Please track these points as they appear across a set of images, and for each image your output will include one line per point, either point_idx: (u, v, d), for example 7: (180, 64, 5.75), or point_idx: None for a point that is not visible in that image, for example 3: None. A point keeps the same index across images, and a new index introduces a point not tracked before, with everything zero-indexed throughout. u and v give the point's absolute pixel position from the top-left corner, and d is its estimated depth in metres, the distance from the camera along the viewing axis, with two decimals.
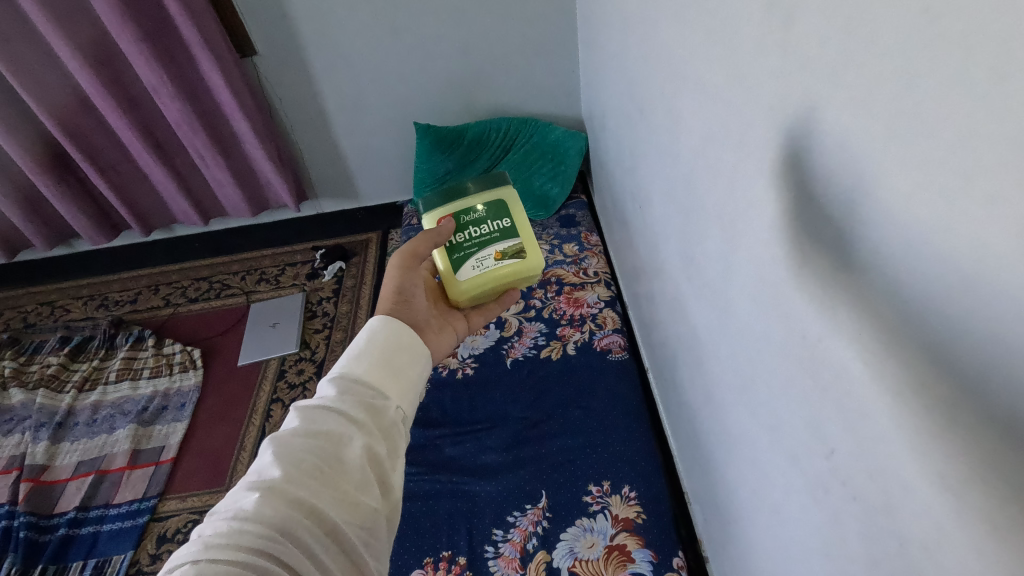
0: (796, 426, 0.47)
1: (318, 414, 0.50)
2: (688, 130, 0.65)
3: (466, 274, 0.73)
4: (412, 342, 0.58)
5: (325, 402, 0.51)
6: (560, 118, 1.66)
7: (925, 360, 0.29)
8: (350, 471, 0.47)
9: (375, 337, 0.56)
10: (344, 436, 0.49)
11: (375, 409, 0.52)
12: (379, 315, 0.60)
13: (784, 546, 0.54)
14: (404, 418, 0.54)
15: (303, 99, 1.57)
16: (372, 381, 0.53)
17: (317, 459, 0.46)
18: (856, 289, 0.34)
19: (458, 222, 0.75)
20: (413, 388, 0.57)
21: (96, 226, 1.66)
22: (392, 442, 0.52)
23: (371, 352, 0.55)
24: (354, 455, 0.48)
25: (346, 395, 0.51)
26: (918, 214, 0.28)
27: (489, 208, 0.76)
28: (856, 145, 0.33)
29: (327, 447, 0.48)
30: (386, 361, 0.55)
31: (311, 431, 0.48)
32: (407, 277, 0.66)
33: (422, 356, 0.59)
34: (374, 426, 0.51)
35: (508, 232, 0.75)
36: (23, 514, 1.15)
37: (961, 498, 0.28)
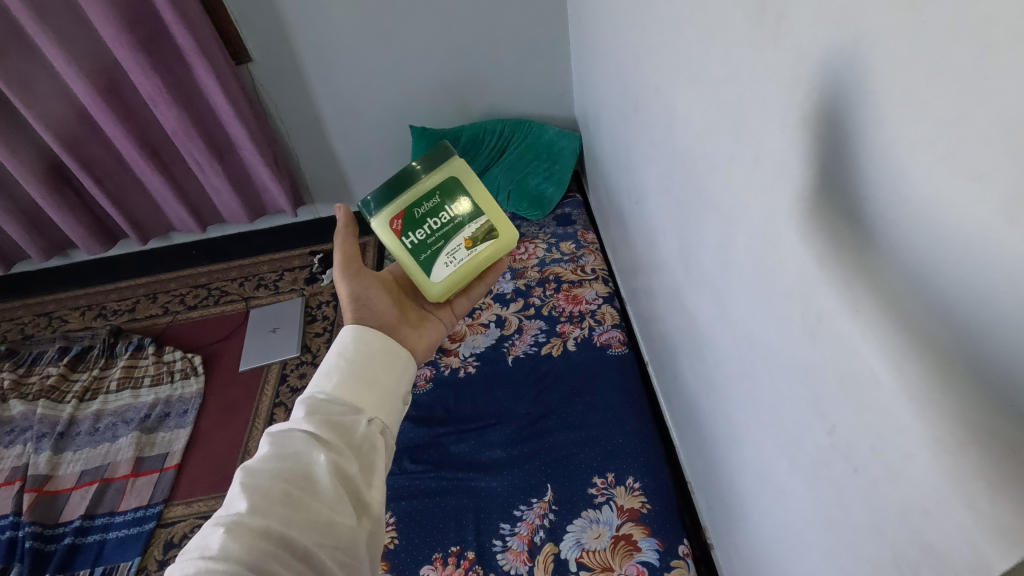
0: (797, 405, 0.48)
1: (288, 437, 0.49)
2: (684, 125, 0.66)
3: (440, 274, 0.69)
4: (387, 348, 0.58)
5: (294, 425, 0.50)
6: (553, 119, 1.68)
7: (920, 329, 0.31)
8: (321, 491, 0.46)
9: (345, 351, 0.56)
10: (313, 456, 0.48)
11: (346, 426, 0.52)
12: (348, 326, 0.59)
13: (789, 524, 0.55)
14: (380, 431, 0.54)
15: (298, 105, 1.58)
16: (343, 396, 0.53)
17: (286, 482, 0.46)
18: (854, 265, 0.36)
19: (412, 220, 0.67)
20: (391, 398, 0.56)
21: (93, 236, 1.66)
22: (367, 457, 0.51)
23: (342, 366, 0.55)
24: (323, 475, 0.47)
25: (315, 415, 0.51)
26: (910, 193, 0.30)
27: (440, 194, 0.68)
28: (850, 130, 0.35)
29: (296, 470, 0.47)
30: (358, 373, 0.55)
31: (279, 456, 0.48)
32: (359, 283, 0.64)
33: (397, 364, 0.58)
34: (345, 443, 0.50)
35: (471, 213, 0.69)
36: (27, 524, 1.14)
37: (957, 459, 0.30)
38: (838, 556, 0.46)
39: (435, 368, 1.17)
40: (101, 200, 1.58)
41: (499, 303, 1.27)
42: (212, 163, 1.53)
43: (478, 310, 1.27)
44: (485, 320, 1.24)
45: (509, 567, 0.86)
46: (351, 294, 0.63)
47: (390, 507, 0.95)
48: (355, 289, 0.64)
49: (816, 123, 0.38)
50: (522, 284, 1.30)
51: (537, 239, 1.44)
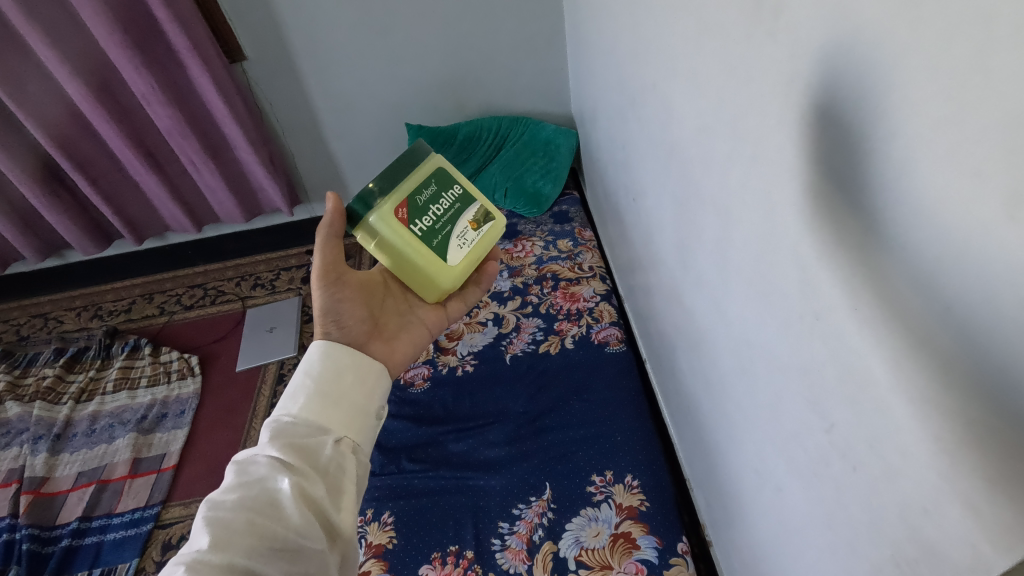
0: (796, 403, 0.48)
1: (252, 464, 0.47)
2: (681, 121, 0.66)
3: (456, 257, 0.68)
4: (357, 363, 0.56)
5: (257, 451, 0.48)
6: (549, 116, 1.67)
7: (919, 325, 0.31)
8: (288, 518, 0.45)
9: (312, 369, 0.54)
10: (278, 482, 0.46)
11: (313, 448, 0.50)
12: (317, 342, 0.57)
13: (788, 521, 0.55)
14: (349, 451, 0.52)
15: (293, 103, 1.57)
16: (309, 417, 0.51)
17: (250, 512, 0.44)
18: (853, 261, 0.36)
19: (417, 208, 0.66)
20: (362, 415, 0.54)
21: (88, 236, 1.65)
22: (334, 479, 0.49)
23: (308, 385, 0.53)
24: (288, 501, 0.45)
25: (279, 439, 0.49)
26: (910, 190, 0.30)
27: (436, 182, 0.68)
28: (849, 125, 0.34)
29: (260, 498, 0.45)
30: (326, 391, 0.53)
31: (242, 484, 0.46)
32: (331, 296, 0.61)
33: (369, 378, 0.57)
34: (311, 467, 0.48)
35: (466, 198, 0.70)
36: (24, 526, 1.14)
37: (957, 458, 0.30)
38: (836, 553, 0.46)
39: (432, 367, 1.16)
40: (96, 200, 1.56)
41: (496, 301, 1.27)
42: (207, 162, 1.53)
43: (476, 308, 1.26)
44: (483, 319, 1.24)
45: (507, 566, 0.85)
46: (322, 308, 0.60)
47: (388, 507, 0.95)
48: (327, 301, 0.61)
49: (814, 119, 0.38)
50: (520, 282, 1.30)
51: (534, 236, 1.43)
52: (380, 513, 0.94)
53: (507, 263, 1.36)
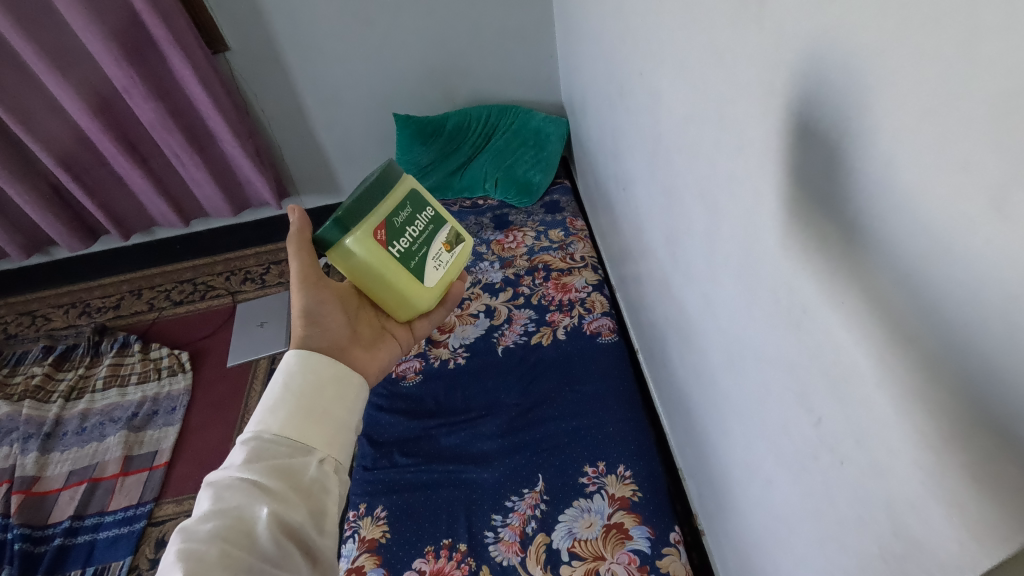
0: (785, 396, 0.47)
1: (227, 489, 0.46)
2: (668, 110, 0.65)
3: (433, 278, 0.69)
4: (337, 374, 0.55)
5: (233, 474, 0.47)
6: (539, 104, 1.66)
7: (902, 321, 0.30)
8: (262, 549, 0.44)
9: (290, 382, 0.53)
10: (255, 510, 0.45)
11: (295, 470, 0.49)
12: (294, 351, 0.56)
13: (776, 513, 0.55)
14: (332, 469, 0.51)
15: (279, 94, 1.54)
16: (289, 435, 0.50)
17: (225, 543, 0.43)
18: (837, 253, 0.35)
19: (394, 230, 0.64)
20: (344, 431, 0.54)
21: (73, 232, 1.63)
22: (317, 501, 0.49)
23: (288, 399, 0.52)
24: (264, 531, 0.44)
25: (258, 461, 0.48)
26: (893, 182, 0.29)
27: (410, 204, 0.67)
28: (835, 113, 0.33)
29: (236, 527, 0.44)
30: (307, 406, 0.52)
31: (217, 512, 0.45)
32: (313, 296, 0.60)
33: (351, 390, 0.56)
34: (293, 490, 0.48)
35: (438, 219, 0.70)
36: (16, 526, 1.13)
37: (943, 454, 0.29)
38: (825, 547, 0.45)
39: (424, 360, 1.16)
40: (80, 196, 1.54)
41: (488, 293, 1.26)
42: (192, 155, 1.50)
43: (467, 300, 1.26)
44: (475, 311, 1.23)
45: (500, 559, 0.85)
46: (302, 309, 0.59)
47: (380, 501, 0.94)
48: (308, 302, 0.60)
49: (798, 108, 0.37)
50: (511, 273, 1.29)
51: (525, 226, 1.42)
52: (373, 507, 0.94)
53: (498, 254, 1.35)
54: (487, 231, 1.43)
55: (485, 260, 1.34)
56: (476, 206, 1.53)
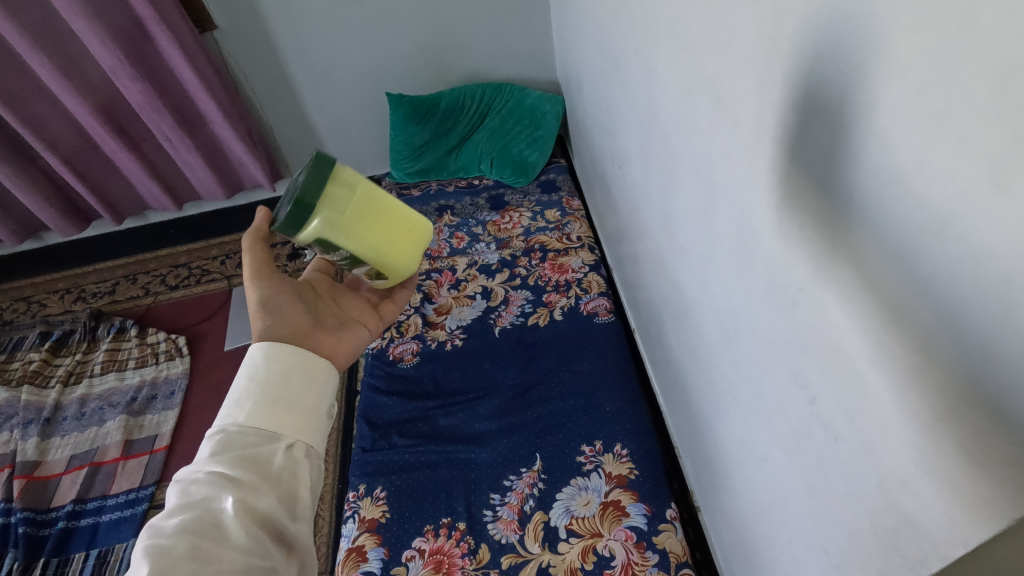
0: (780, 373, 0.47)
1: (194, 483, 0.46)
2: (665, 85, 0.64)
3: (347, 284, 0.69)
4: (303, 362, 0.55)
5: (199, 468, 0.47)
6: (535, 82, 1.63)
7: (898, 298, 0.30)
8: (231, 538, 0.44)
9: (255, 373, 0.52)
10: (223, 501, 0.45)
11: (263, 457, 0.49)
12: (258, 342, 0.56)
13: (771, 488, 0.56)
14: (303, 455, 0.51)
15: (270, 74, 1.51)
16: (256, 424, 0.50)
17: (193, 536, 0.43)
18: (834, 231, 0.34)
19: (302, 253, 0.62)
20: (313, 415, 0.54)
21: (65, 216, 1.61)
22: (288, 487, 0.49)
23: (253, 391, 0.52)
24: (231, 520, 0.44)
25: (225, 452, 0.48)
26: (893, 156, 0.28)
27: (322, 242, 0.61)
28: (833, 86, 0.32)
29: (204, 519, 0.44)
30: (273, 395, 0.52)
31: (184, 506, 0.44)
32: (269, 289, 0.61)
33: (318, 374, 0.56)
34: (262, 478, 0.48)
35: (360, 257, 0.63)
36: (20, 510, 1.14)
37: (936, 431, 0.29)
38: (819, 523, 0.46)
39: (421, 342, 1.15)
40: (71, 180, 1.52)
41: (484, 274, 1.26)
42: (183, 137, 1.48)
43: (464, 281, 1.25)
44: (471, 292, 1.23)
45: (499, 536, 0.86)
46: (259, 300, 0.59)
47: (380, 482, 0.95)
48: (264, 294, 0.60)
49: (796, 81, 0.36)
50: (508, 254, 1.29)
51: (521, 207, 1.42)
52: (372, 488, 0.94)
53: (494, 235, 1.34)
54: (483, 212, 1.42)
55: (482, 241, 1.33)
56: (471, 186, 1.51)
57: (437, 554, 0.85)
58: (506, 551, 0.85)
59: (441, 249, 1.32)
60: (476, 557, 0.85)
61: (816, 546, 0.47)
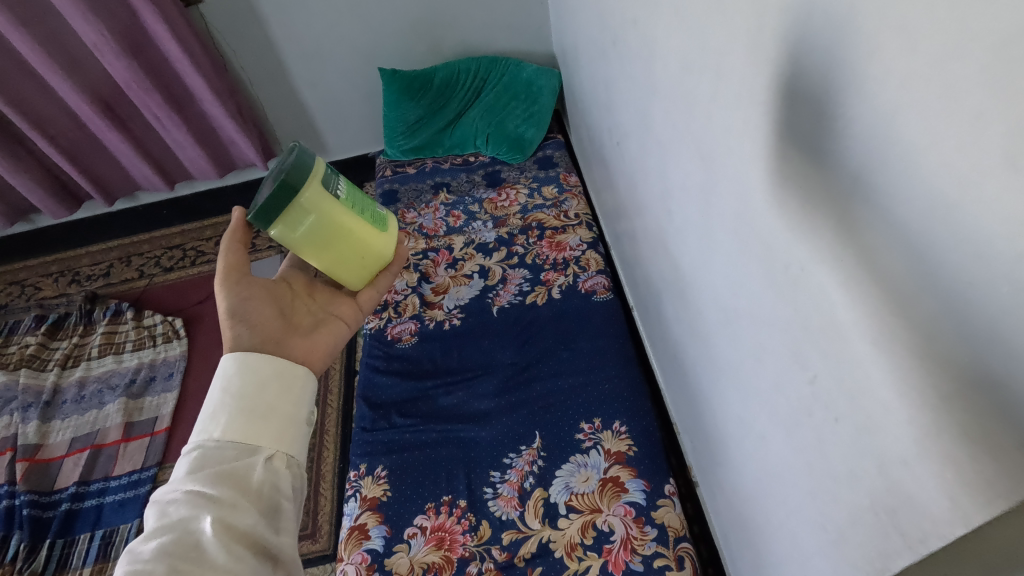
0: (779, 352, 0.47)
1: (172, 504, 0.46)
2: (663, 58, 0.62)
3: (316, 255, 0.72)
4: (278, 370, 0.55)
5: (178, 487, 0.47)
6: (530, 55, 1.59)
7: (904, 276, 0.29)
8: (211, 558, 0.44)
9: (229, 385, 0.52)
10: (201, 521, 0.45)
11: (241, 472, 0.49)
12: (229, 353, 0.55)
13: (769, 464, 0.56)
14: (283, 465, 0.52)
15: (258, 49, 1.48)
16: (233, 438, 0.50)
17: (171, 558, 0.43)
18: (839, 210, 0.34)
19: None
20: (292, 424, 0.54)
21: (55, 198, 1.58)
22: (269, 500, 0.49)
23: (229, 404, 0.52)
24: (209, 540, 0.44)
25: (203, 469, 0.48)
26: (902, 135, 0.28)
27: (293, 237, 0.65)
28: (839, 61, 0.31)
29: (183, 541, 0.44)
30: (247, 407, 0.52)
31: (163, 528, 0.45)
32: (240, 298, 0.59)
33: (294, 380, 0.56)
34: (241, 493, 0.48)
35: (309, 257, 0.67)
36: (23, 493, 1.15)
37: (939, 411, 0.29)
38: (817, 500, 0.46)
39: (419, 322, 1.14)
40: (60, 161, 1.49)
41: (482, 253, 1.25)
42: (172, 116, 1.45)
43: (461, 260, 1.24)
44: (469, 271, 1.22)
45: (500, 513, 0.87)
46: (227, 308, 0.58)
47: (381, 461, 0.95)
48: (233, 302, 0.59)
49: (802, 56, 0.35)
50: (505, 232, 1.28)
51: (518, 183, 1.40)
52: (373, 467, 0.95)
53: (491, 213, 1.33)
54: (479, 189, 1.41)
55: (478, 219, 1.32)
56: (467, 163, 1.49)
57: (439, 531, 0.86)
58: (506, 527, 0.86)
59: (437, 228, 1.31)
60: (477, 533, 0.86)
61: (814, 523, 0.48)
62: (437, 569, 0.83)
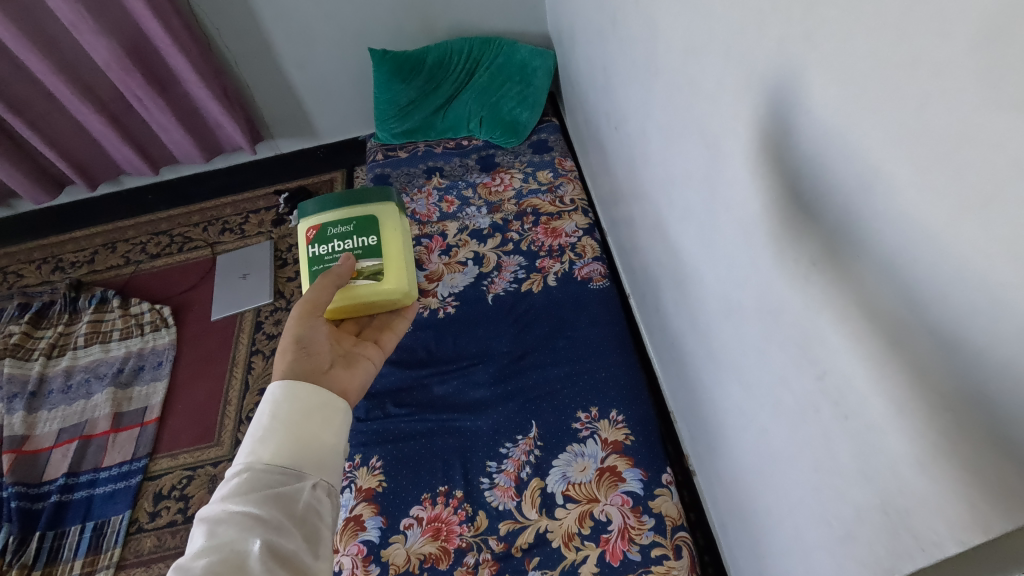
0: (785, 346, 0.46)
1: (219, 524, 0.46)
2: (666, 38, 0.60)
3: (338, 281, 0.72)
4: (323, 401, 0.56)
5: (226, 508, 0.47)
6: (525, 36, 1.56)
7: (932, 271, 0.28)
8: None
9: (278, 411, 0.53)
10: (248, 543, 0.45)
11: (288, 495, 0.49)
12: (280, 379, 0.57)
13: (771, 458, 0.55)
14: (324, 494, 0.52)
15: (243, 28, 1.43)
16: (281, 463, 0.51)
17: None
18: (862, 203, 0.32)
19: (324, 235, 0.74)
20: (332, 455, 0.55)
21: (34, 182, 1.54)
22: (311, 526, 0.49)
23: (277, 429, 0.53)
24: (257, 560, 0.44)
25: (252, 492, 0.48)
26: (935, 123, 0.26)
27: (357, 224, 0.74)
28: (866, 47, 0.30)
29: (229, 561, 0.44)
30: (296, 434, 0.53)
31: (210, 547, 0.44)
32: (307, 325, 0.62)
33: (336, 412, 0.57)
34: (287, 517, 0.48)
35: (371, 250, 0.73)
36: (10, 485, 1.13)
37: (965, 413, 0.28)
38: (822, 496, 0.45)
39: None
40: (39, 145, 1.44)
41: (476, 239, 1.23)
42: (155, 98, 1.41)
43: (455, 247, 1.22)
44: (463, 258, 1.20)
45: (496, 503, 0.87)
46: (295, 337, 0.61)
47: (376, 452, 0.94)
48: (300, 331, 0.62)
49: (826, 41, 0.33)
50: (499, 218, 1.26)
51: (513, 168, 1.37)
52: (368, 458, 0.94)
53: (485, 199, 1.30)
54: (473, 173, 1.38)
55: (472, 205, 1.30)
56: (460, 147, 1.46)
57: (435, 522, 0.86)
58: (503, 517, 0.85)
59: (430, 214, 1.29)
60: (474, 524, 0.85)
61: (817, 517, 0.47)
62: (434, 560, 0.82)
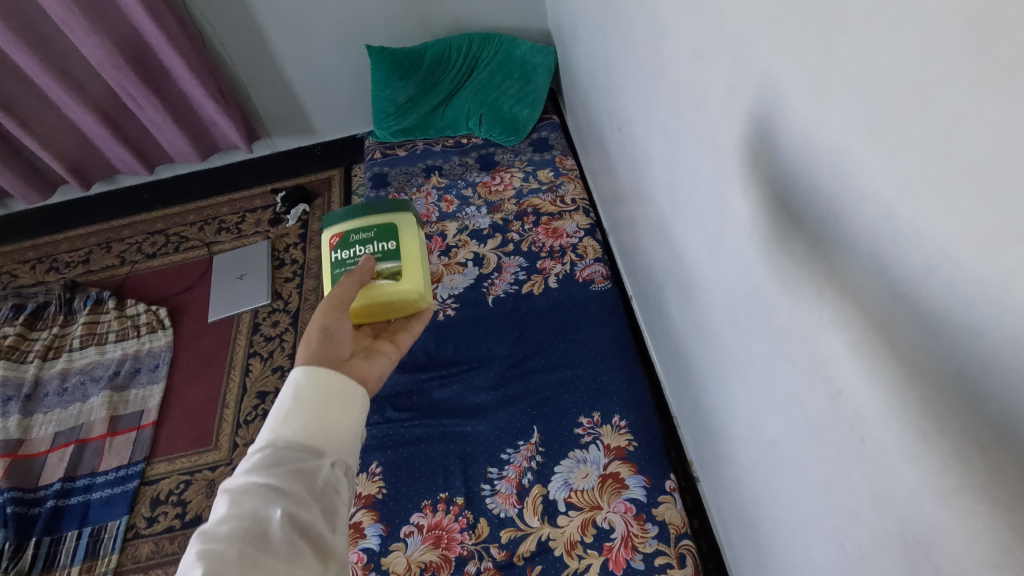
0: (797, 362, 0.45)
1: (242, 492, 0.45)
2: (672, 42, 0.58)
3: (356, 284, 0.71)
4: (345, 386, 0.54)
5: (250, 479, 0.46)
6: (525, 32, 1.53)
7: (964, 301, 0.27)
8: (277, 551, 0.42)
9: (301, 392, 0.52)
10: (269, 512, 0.44)
11: (309, 469, 0.48)
12: (302, 363, 0.55)
13: (780, 472, 0.54)
14: (344, 472, 0.50)
15: (239, 25, 1.40)
16: (303, 437, 0.49)
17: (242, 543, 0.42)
18: (886, 222, 0.31)
19: (346, 241, 0.73)
20: (353, 434, 0.53)
21: (27, 181, 1.51)
22: (329, 501, 0.48)
23: (298, 407, 0.51)
24: (278, 531, 0.43)
25: (274, 464, 0.47)
26: (970, 148, 0.25)
27: (378, 230, 0.73)
28: (893, 61, 0.28)
29: (251, 528, 0.43)
30: (317, 411, 0.51)
31: (234, 513, 0.43)
32: (333, 315, 0.61)
33: (357, 397, 0.55)
34: (307, 491, 0.46)
35: (390, 255, 0.72)
36: (5, 490, 1.12)
37: (995, 447, 0.27)
38: (834, 515, 0.44)
39: None
40: (31, 144, 1.42)
41: (476, 240, 1.21)
42: (149, 96, 1.38)
43: (454, 248, 1.20)
44: (462, 259, 1.18)
45: (498, 510, 0.86)
46: (322, 325, 0.59)
47: (375, 458, 0.93)
48: (327, 319, 0.60)
49: (848, 52, 0.31)
50: (499, 218, 1.24)
51: (513, 166, 1.35)
52: (368, 464, 0.92)
53: (484, 198, 1.29)
54: (472, 172, 1.36)
55: (472, 205, 1.28)
56: (459, 145, 1.44)
57: (436, 529, 0.85)
58: (505, 525, 0.84)
59: (429, 214, 1.27)
60: (475, 531, 0.84)
61: (829, 536, 0.46)
62: (435, 568, 0.81)
